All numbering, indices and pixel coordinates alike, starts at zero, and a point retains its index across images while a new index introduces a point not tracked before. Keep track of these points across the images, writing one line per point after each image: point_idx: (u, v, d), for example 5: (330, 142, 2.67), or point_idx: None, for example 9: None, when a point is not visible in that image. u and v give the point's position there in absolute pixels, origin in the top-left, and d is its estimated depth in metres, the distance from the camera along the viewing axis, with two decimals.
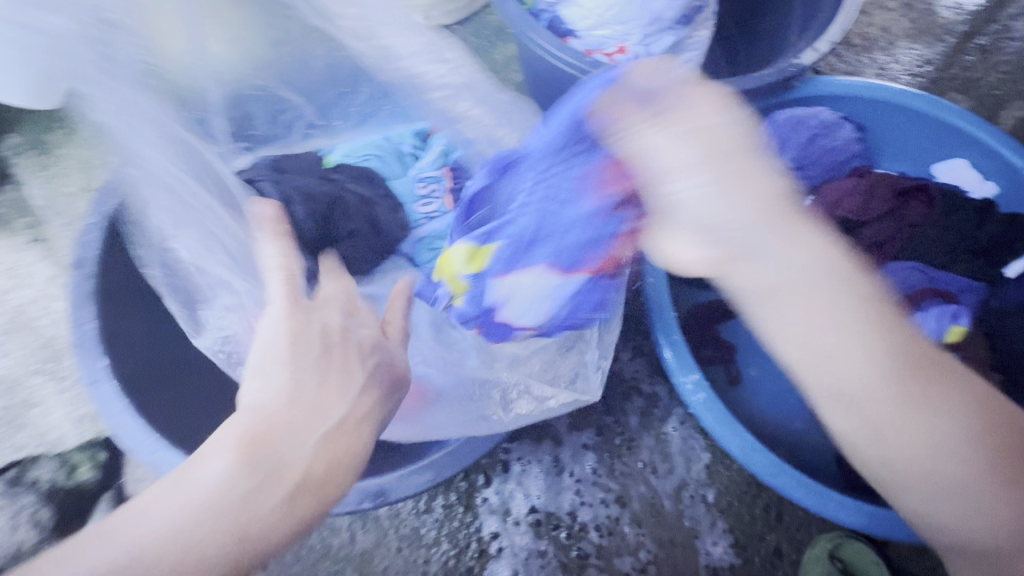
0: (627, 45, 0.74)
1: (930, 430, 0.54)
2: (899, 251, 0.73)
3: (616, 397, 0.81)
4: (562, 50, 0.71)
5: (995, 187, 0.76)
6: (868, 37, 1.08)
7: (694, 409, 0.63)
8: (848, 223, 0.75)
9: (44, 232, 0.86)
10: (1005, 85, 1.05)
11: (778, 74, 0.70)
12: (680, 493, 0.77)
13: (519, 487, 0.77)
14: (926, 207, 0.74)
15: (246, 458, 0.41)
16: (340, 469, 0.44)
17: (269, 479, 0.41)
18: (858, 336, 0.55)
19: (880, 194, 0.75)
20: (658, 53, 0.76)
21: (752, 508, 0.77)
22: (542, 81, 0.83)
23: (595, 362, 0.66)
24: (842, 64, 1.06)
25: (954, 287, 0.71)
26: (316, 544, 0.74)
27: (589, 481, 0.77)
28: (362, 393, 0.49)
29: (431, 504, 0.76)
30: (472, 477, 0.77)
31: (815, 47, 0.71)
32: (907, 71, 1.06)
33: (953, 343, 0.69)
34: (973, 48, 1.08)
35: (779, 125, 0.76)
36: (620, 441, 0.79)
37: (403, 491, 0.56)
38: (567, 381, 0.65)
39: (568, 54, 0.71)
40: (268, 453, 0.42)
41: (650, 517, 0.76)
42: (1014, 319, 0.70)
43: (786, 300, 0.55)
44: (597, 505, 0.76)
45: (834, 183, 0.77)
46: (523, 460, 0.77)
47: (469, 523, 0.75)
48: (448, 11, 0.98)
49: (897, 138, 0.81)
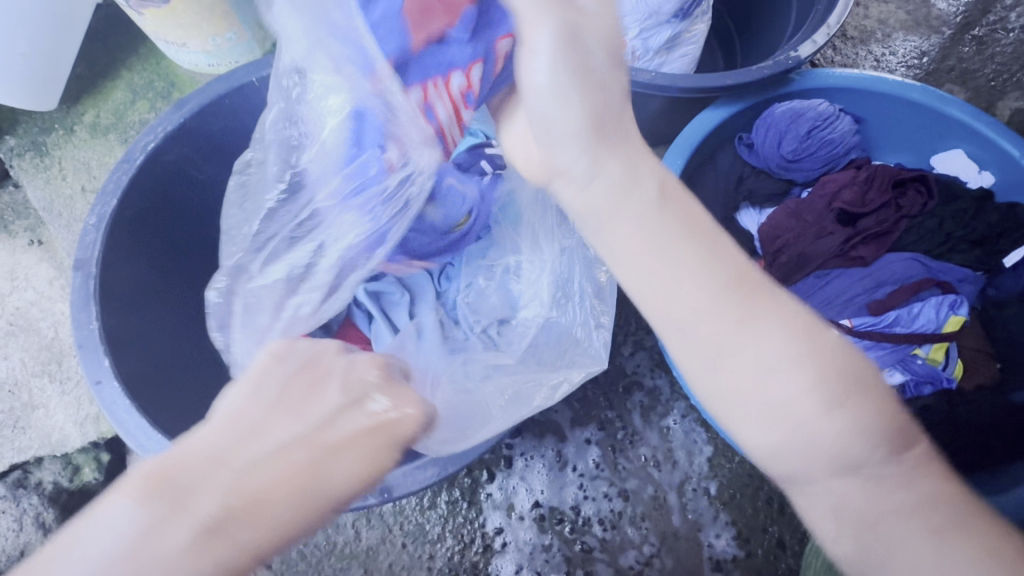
0: (625, 39, 0.75)
1: (847, 419, 0.40)
2: (898, 241, 0.74)
3: (617, 392, 0.82)
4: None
5: (993, 177, 0.76)
6: (864, 29, 1.08)
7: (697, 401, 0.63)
8: (846, 215, 0.75)
9: (43, 234, 0.85)
10: (1001, 76, 1.06)
11: (776, 66, 0.70)
12: (682, 487, 0.78)
13: (522, 483, 0.77)
14: (923, 198, 0.75)
15: (170, 484, 0.36)
16: (272, 504, 0.37)
17: (176, 510, 0.35)
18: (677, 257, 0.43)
19: (876, 189, 0.75)
20: (656, 47, 0.76)
21: (754, 501, 0.77)
22: None
23: (596, 328, 0.65)
24: (839, 57, 1.07)
25: (952, 277, 0.71)
26: (320, 541, 0.74)
27: (592, 476, 0.78)
28: (343, 420, 0.42)
29: (434, 501, 0.76)
30: (475, 473, 0.77)
31: (813, 39, 0.71)
32: (903, 63, 1.07)
33: (953, 331, 0.69)
34: (969, 39, 1.08)
35: (777, 118, 0.75)
36: (623, 435, 0.80)
37: (407, 487, 0.54)
38: (568, 358, 0.64)
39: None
40: (204, 477, 0.37)
41: (653, 511, 0.77)
42: (1011, 309, 0.71)
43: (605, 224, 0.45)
44: (600, 499, 0.77)
45: (830, 177, 0.77)
46: (526, 456, 0.77)
47: (473, 518, 0.76)
48: None
49: (894, 129, 0.81)
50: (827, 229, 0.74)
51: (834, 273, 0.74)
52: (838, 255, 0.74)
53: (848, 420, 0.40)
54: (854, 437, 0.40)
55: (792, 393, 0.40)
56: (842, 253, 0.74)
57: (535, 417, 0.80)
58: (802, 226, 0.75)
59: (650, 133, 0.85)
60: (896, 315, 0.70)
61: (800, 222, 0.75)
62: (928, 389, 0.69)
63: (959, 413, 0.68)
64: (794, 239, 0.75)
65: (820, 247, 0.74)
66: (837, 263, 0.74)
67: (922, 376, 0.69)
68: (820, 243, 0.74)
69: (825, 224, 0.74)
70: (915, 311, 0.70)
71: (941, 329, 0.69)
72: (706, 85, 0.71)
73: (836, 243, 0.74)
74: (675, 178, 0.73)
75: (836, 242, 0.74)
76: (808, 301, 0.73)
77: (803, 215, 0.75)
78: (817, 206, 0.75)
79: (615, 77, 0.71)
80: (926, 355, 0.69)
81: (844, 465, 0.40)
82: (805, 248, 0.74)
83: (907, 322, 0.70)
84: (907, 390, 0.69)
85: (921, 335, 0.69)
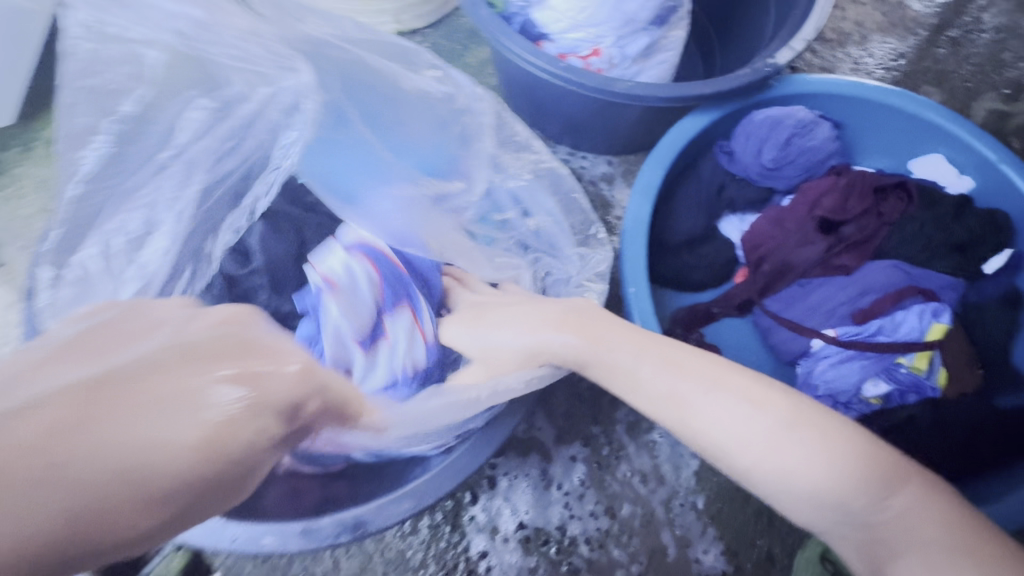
0: (601, 47, 0.73)
1: (821, 469, 0.46)
2: (879, 247, 0.73)
3: (603, 406, 0.80)
4: (535, 55, 0.69)
5: (972, 182, 0.76)
6: (842, 32, 1.08)
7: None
8: (827, 222, 0.74)
9: (0, 256, 0.81)
10: (976, 77, 1.06)
11: (755, 73, 0.70)
12: (670, 502, 0.77)
13: (506, 503, 0.75)
14: (904, 204, 0.74)
15: None
16: (52, 418, 0.29)
17: None
18: (656, 357, 0.53)
19: (859, 195, 0.74)
20: (634, 55, 0.74)
21: (742, 514, 0.76)
22: (515, 85, 0.81)
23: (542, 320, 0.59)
24: (818, 60, 1.06)
25: (935, 283, 0.71)
26: (298, 571, 0.71)
27: (578, 494, 0.76)
28: (179, 356, 0.36)
29: (416, 525, 0.74)
30: (458, 495, 0.75)
31: (791, 45, 0.70)
32: (881, 65, 1.06)
33: (936, 340, 0.69)
34: (945, 41, 1.08)
35: (756, 126, 0.74)
36: (608, 451, 0.78)
37: (381, 522, 0.54)
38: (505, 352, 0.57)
39: (541, 59, 0.69)
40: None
41: (641, 528, 0.75)
42: (990, 314, 0.71)
43: (599, 348, 0.54)
44: (586, 518, 0.75)
45: (812, 184, 0.76)
46: (510, 476, 0.75)
47: (456, 543, 0.73)
48: (420, 14, 0.95)
49: (873, 135, 0.80)
50: (809, 237, 0.73)
51: (817, 282, 0.73)
52: (819, 264, 0.74)
53: (826, 458, 0.46)
54: (832, 492, 0.45)
55: (783, 462, 0.47)
56: (824, 262, 0.73)
57: (518, 435, 0.78)
58: (785, 235, 0.74)
59: (630, 141, 0.84)
60: (879, 324, 0.70)
61: (781, 231, 0.74)
62: (912, 397, 0.69)
63: (943, 420, 0.66)
64: (776, 249, 0.74)
65: (803, 256, 0.73)
66: (819, 272, 0.73)
67: (905, 385, 0.68)
68: (801, 252, 0.73)
69: (808, 232, 0.74)
70: (897, 320, 0.69)
71: (924, 337, 0.69)
72: (685, 93, 0.70)
73: (819, 252, 0.73)
74: (655, 188, 0.71)
75: (818, 251, 0.73)
76: (790, 309, 0.74)
77: (784, 223, 0.75)
78: (799, 214, 0.74)
79: (593, 87, 0.69)
80: (910, 363, 0.69)
81: (832, 506, 0.45)
82: (788, 258, 0.74)
83: (890, 332, 0.69)
84: (891, 399, 0.69)
85: (904, 344, 0.69)
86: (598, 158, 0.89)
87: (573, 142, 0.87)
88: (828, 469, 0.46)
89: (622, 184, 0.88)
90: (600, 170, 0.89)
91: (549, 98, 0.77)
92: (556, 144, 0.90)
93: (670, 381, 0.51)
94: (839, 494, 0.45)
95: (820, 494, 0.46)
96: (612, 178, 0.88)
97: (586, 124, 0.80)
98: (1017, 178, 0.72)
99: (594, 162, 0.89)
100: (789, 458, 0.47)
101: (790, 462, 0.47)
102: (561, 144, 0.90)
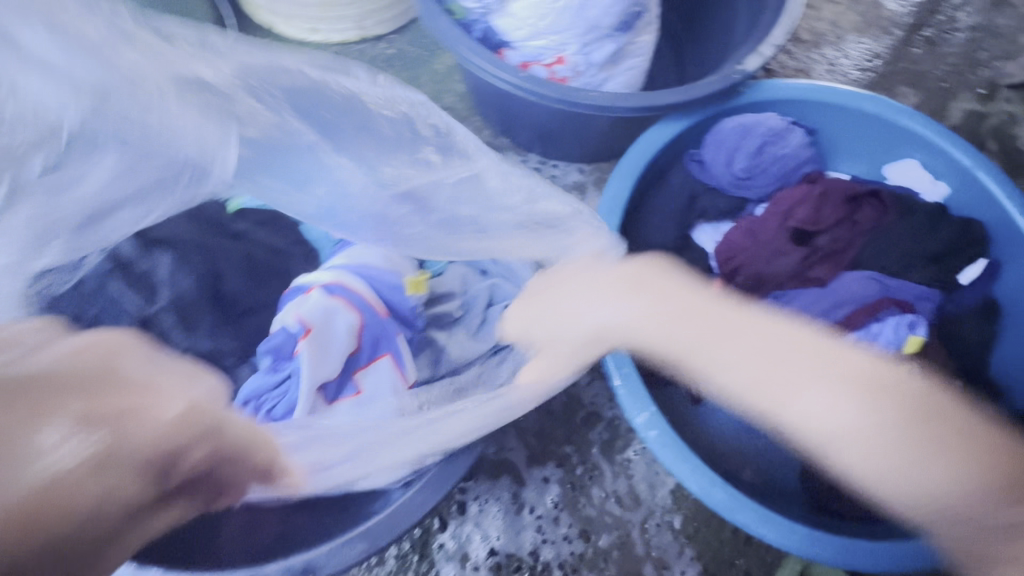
0: (565, 55, 0.70)
1: (942, 472, 0.52)
2: (853, 258, 0.71)
3: (576, 425, 0.78)
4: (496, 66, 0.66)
5: (947, 187, 0.74)
6: (816, 32, 1.06)
7: (649, 446, 0.59)
8: (801, 233, 0.72)
9: None
10: (951, 77, 1.04)
11: (723, 81, 0.67)
12: (645, 523, 0.74)
13: (476, 530, 0.72)
14: (879, 212, 0.72)
15: None
16: None
17: None
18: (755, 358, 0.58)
19: (833, 205, 0.72)
20: (600, 62, 0.71)
21: (719, 533, 0.74)
22: (479, 94, 0.78)
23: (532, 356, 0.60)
24: (792, 62, 1.04)
25: (911, 295, 0.69)
26: None
27: (551, 518, 0.74)
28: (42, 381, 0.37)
29: (383, 556, 0.71)
30: (426, 522, 0.72)
31: (760, 51, 0.68)
32: (856, 66, 1.04)
33: (912, 353, 0.67)
34: (920, 40, 1.07)
35: (727, 134, 0.72)
36: (583, 472, 0.76)
37: (333, 566, 0.52)
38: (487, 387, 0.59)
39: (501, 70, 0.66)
40: None
41: (616, 551, 0.73)
42: (969, 324, 0.69)
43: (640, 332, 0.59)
44: (559, 542, 0.73)
45: (786, 193, 0.74)
46: (479, 501, 0.73)
47: (424, 573, 0.71)
48: (383, 19, 0.92)
49: (847, 140, 0.78)
50: (783, 247, 0.71)
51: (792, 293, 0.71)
52: (794, 276, 0.71)
53: (967, 465, 0.52)
54: (958, 493, 0.52)
55: (926, 470, 0.53)
56: (801, 273, 0.71)
57: (489, 457, 0.76)
58: (759, 244, 0.72)
59: (600, 150, 0.81)
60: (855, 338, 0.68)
61: (754, 242, 0.72)
62: None
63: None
64: (749, 259, 0.71)
65: (779, 266, 0.71)
66: (794, 284, 0.71)
67: None
68: (776, 264, 0.71)
69: (782, 242, 0.71)
70: (873, 333, 0.68)
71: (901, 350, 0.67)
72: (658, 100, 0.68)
73: (795, 262, 0.71)
74: (622, 201, 0.69)
75: (794, 261, 0.71)
76: None
77: (757, 234, 0.72)
78: (772, 223, 0.72)
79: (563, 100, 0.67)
80: None
81: (966, 520, 0.51)
82: (763, 268, 0.71)
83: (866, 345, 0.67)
84: None
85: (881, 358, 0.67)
86: (569, 166, 0.87)
87: (543, 150, 0.84)
88: (965, 479, 0.52)
89: (594, 193, 0.85)
90: (572, 179, 0.86)
91: (514, 107, 0.75)
92: (526, 152, 0.87)
93: (718, 349, 0.59)
94: (967, 507, 0.51)
95: (959, 510, 0.51)
96: (583, 187, 0.86)
97: (554, 132, 0.77)
98: (992, 184, 0.70)
99: (566, 171, 0.87)
100: (932, 471, 0.53)
101: (923, 474, 0.53)
102: (532, 153, 0.87)
